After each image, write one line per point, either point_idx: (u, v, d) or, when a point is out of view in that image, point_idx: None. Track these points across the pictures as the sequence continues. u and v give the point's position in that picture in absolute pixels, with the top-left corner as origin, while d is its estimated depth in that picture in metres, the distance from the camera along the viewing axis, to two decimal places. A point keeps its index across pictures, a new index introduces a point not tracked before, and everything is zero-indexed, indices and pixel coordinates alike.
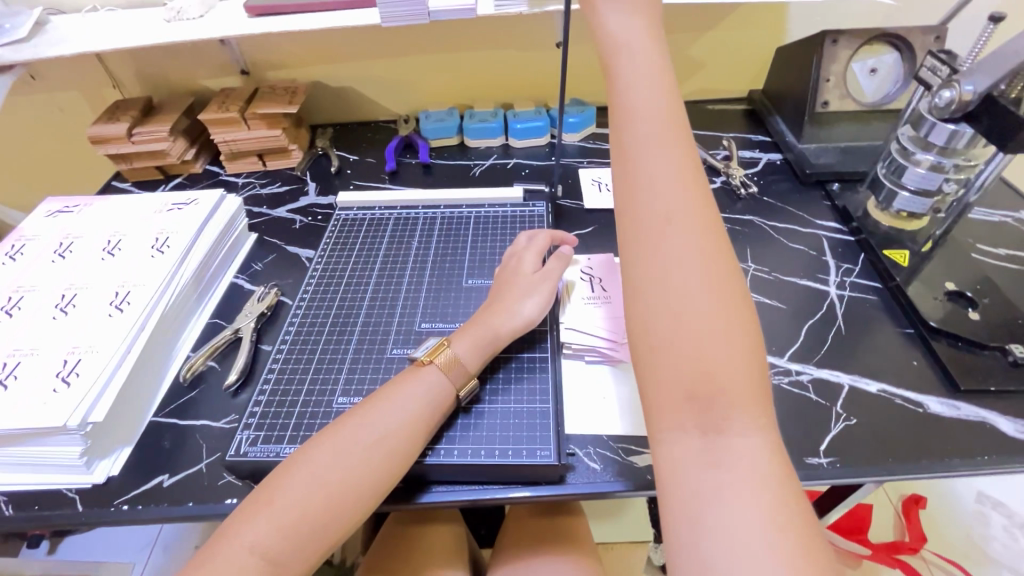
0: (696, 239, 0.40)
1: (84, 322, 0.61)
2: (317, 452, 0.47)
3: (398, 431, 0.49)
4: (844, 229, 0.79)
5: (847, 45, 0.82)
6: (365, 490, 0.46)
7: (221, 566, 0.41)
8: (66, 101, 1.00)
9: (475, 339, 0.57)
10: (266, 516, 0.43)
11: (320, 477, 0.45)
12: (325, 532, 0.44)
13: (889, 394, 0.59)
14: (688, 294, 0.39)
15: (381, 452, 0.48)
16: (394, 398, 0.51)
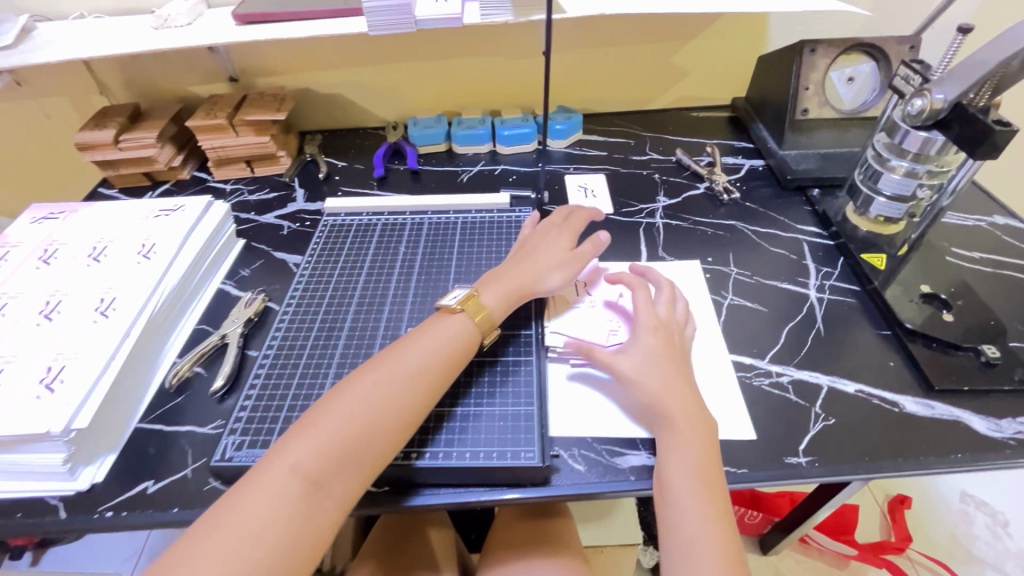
0: (674, 384, 0.55)
1: (69, 329, 0.61)
2: (356, 386, 0.51)
3: (430, 368, 0.54)
4: (824, 233, 0.81)
5: (825, 54, 0.84)
6: (399, 420, 0.50)
7: (266, 486, 0.44)
8: (52, 107, 1.00)
9: (504, 291, 0.62)
10: (310, 437, 0.47)
11: (359, 406, 0.49)
12: (364, 455, 0.48)
13: (866, 394, 0.60)
14: (680, 456, 0.51)
15: (414, 386, 0.52)
16: (421, 341, 0.55)
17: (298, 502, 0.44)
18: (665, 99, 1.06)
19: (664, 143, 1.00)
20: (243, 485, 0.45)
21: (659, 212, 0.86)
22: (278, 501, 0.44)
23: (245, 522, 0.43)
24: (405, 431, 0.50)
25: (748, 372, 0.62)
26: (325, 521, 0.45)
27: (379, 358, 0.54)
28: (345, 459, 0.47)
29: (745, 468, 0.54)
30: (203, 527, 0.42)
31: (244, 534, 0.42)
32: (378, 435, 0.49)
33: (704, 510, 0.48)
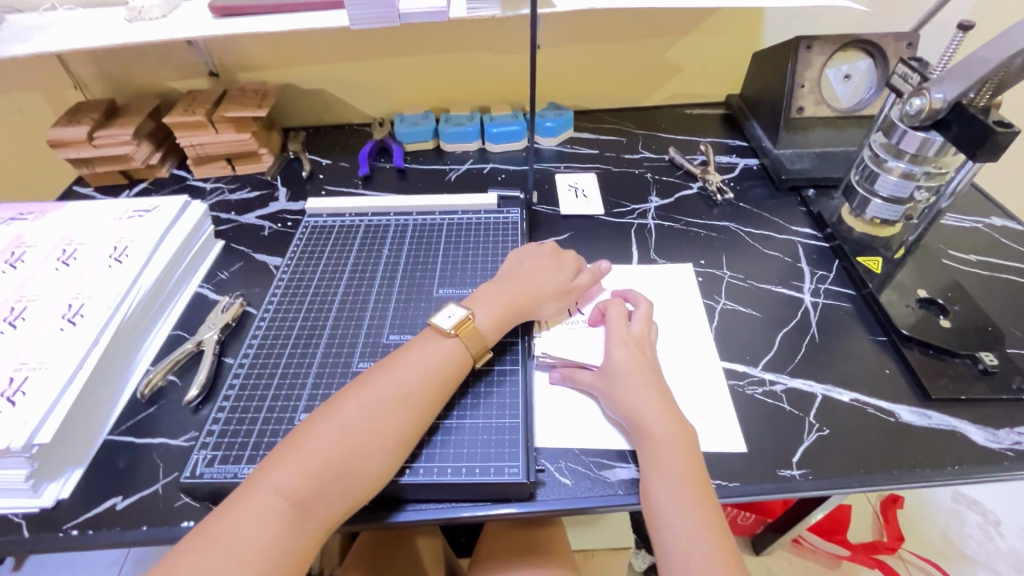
0: (652, 401, 0.53)
1: (34, 337, 0.58)
2: (342, 407, 0.49)
3: (420, 386, 0.52)
4: (819, 235, 0.79)
5: (821, 51, 0.82)
6: (389, 441, 0.49)
7: (248, 509, 0.43)
8: (24, 101, 0.96)
9: (500, 309, 0.60)
10: (296, 459, 0.46)
11: (344, 427, 0.48)
12: (349, 479, 0.46)
13: (862, 403, 0.58)
14: (666, 474, 0.49)
15: (403, 405, 0.50)
16: (412, 358, 0.54)
17: (280, 529, 0.43)
18: (658, 96, 1.04)
19: (657, 141, 0.98)
20: (224, 510, 0.44)
21: (650, 213, 0.84)
22: (259, 526, 0.43)
23: (226, 548, 0.41)
24: (395, 454, 0.49)
25: (741, 380, 0.61)
26: (306, 547, 0.44)
27: (369, 376, 0.53)
28: (331, 482, 0.46)
29: (737, 481, 0.52)
30: (184, 551, 0.41)
31: (225, 557, 0.41)
32: (364, 456, 0.47)
33: (697, 520, 0.47)
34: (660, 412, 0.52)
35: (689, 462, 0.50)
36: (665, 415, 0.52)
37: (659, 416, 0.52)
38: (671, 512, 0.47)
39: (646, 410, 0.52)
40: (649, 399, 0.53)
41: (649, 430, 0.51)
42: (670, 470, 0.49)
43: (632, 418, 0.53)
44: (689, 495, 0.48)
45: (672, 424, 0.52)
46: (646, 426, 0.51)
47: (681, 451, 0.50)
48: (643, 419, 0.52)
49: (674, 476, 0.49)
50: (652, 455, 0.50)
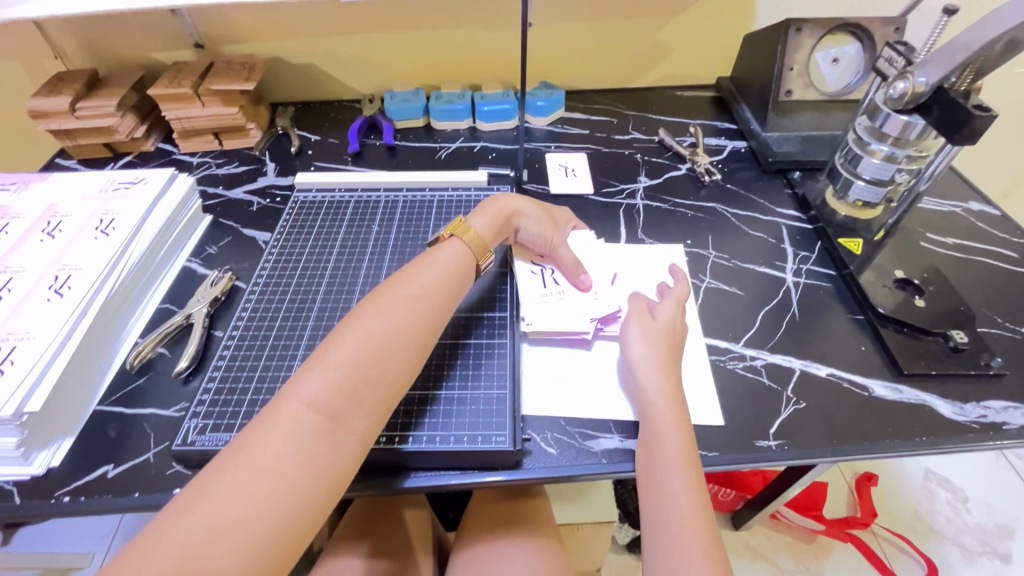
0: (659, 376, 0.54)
1: (21, 307, 0.58)
2: (362, 317, 0.49)
3: (431, 297, 0.54)
4: (803, 217, 0.81)
5: (810, 34, 0.82)
6: (407, 348, 0.49)
7: (281, 423, 0.41)
8: (3, 70, 0.94)
9: (491, 220, 0.65)
10: (323, 369, 0.45)
11: (366, 336, 0.47)
12: (377, 384, 0.46)
13: (837, 377, 0.61)
14: (667, 447, 0.50)
15: (417, 314, 0.51)
16: (417, 275, 0.55)
17: (316, 438, 0.42)
18: (649, 77, 1.04)
19: (647, 123, 0.98)
20: (250, 430, 0.42)
21: (639, 193, 0.84)
22: (295, 438, 0.41)
23: (259, 468, 0.39)
24: (414, 361, 0.50)
25: (722, 355, 0.62)
26: (346, 457, 0.43)
27: (379, 293, 0.53)
28: (359, 390, 0.45)
29: (716, 451, 0.54)
30: (213, 475, 0.39)
31: (262, 471, 0.39)
32: (388, 364, 0.47)
33: (690, 491, 0.47)
34: (662, 384, 0.54)
35: (682, 433, 0.51)
36: (666, 388, 0.53)
37: (658, 389, 0.53)
38: (665, 482, 0.48)
39: (647, 383, 0.54)
40: (649, 371, 0.54)
41: (649, 403, 0.53)
42: (663, 441, 0.50)
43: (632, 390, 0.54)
44: (684, 465, 0.49)
45: (671, 397, 0.53)
46: (647, 399, 0.53)
47: (676, 423, 0.51)
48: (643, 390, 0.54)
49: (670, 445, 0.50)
50: (648, 428, 0.52)
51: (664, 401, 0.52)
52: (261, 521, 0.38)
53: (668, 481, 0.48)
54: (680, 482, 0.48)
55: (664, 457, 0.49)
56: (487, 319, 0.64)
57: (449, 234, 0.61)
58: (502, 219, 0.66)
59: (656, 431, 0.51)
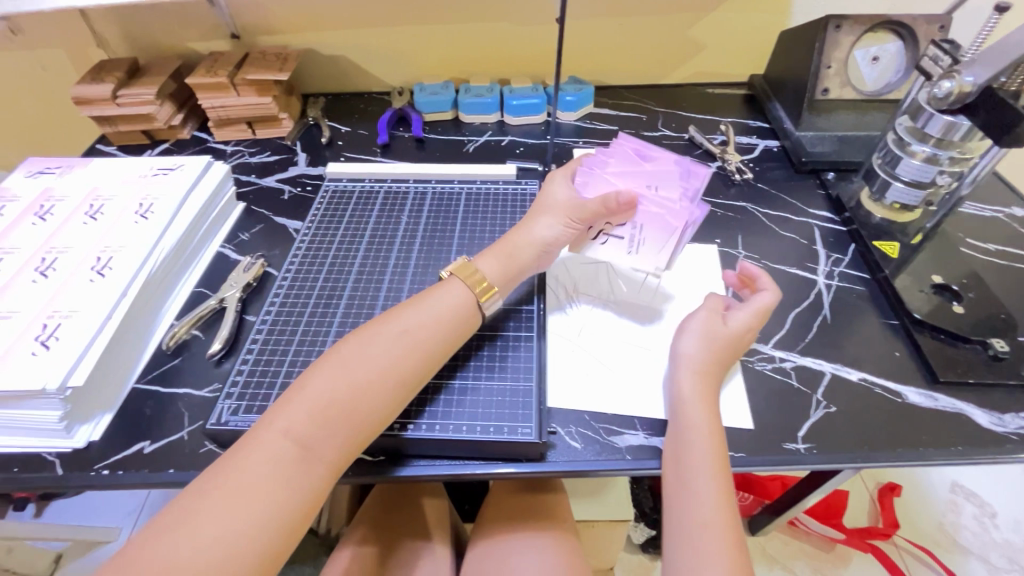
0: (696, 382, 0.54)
1: (65, 286, 0.60)
2: (350, 351, 0.50)
3: (421, 336, 0.52)
4: (836, 219, 0.79)
5: (850, 31, 0.80)
6: (387, 387, 0.49)
7: (259, 451, 0.43)
8: (48, 58, 0.97)
9: (501, 260, 0.60)
10: (303, 400, 0.46)
11: (348, 371, 0.48)
12: (356, 417, 0.47)
13: (869, 382, 0.59)
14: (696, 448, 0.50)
15: (404, 354, 0.51)
16: (414, 310, 0.54)
17: (289, 466, 0.43)
18: (680, 73, 1.03)
19: (677, 120, 0.97)
20: (235, 452, 0.44)
21: None
22: (270, 465, 0.43)
23: (235, 492, 0.41)
24: (398, 398, 0.49)
25: (751, 356, 0.62)
26: (317, 486, 0.44)
27: (373, 328, 0.52)
28: (332, 425, 0.46)
29: (742, 452, 0.53)
30: (196, 492, 0.41)
31: (233, 494, 0.41)
32: (365, 403, 0.47)
33: (716, 494, 0.47)
34: (699, 387, 0.53)
35: (712, 436, 0.50)
36: (700, 390, 0.53)
37: (693, 392, 0.53)
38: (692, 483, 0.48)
39: (682, 387, 0.54)
40: (688, 371, 0.54)
41: (682, 405, 0.52)
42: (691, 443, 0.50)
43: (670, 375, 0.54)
44: (713, 467, 0.49)
45: (705, 399, 0.53)
46: (680, 401, 0.53)
47: (707, 426, 0.51)
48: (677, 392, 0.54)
49: (700, 446, 0.49)
50: (678, 429, 0.51)
51: (697, 402, 0.52)
52: (230, 544, 0.39)
53: (696, 482, 0.48)
54: (707, 485, 0.47)
55: (692, 457, 0.49)
56: (512, 311, 0.64)
57: (449, 274, 0.58)
58: (513, 260, 0.60)
59: (686, 434, 0.50)
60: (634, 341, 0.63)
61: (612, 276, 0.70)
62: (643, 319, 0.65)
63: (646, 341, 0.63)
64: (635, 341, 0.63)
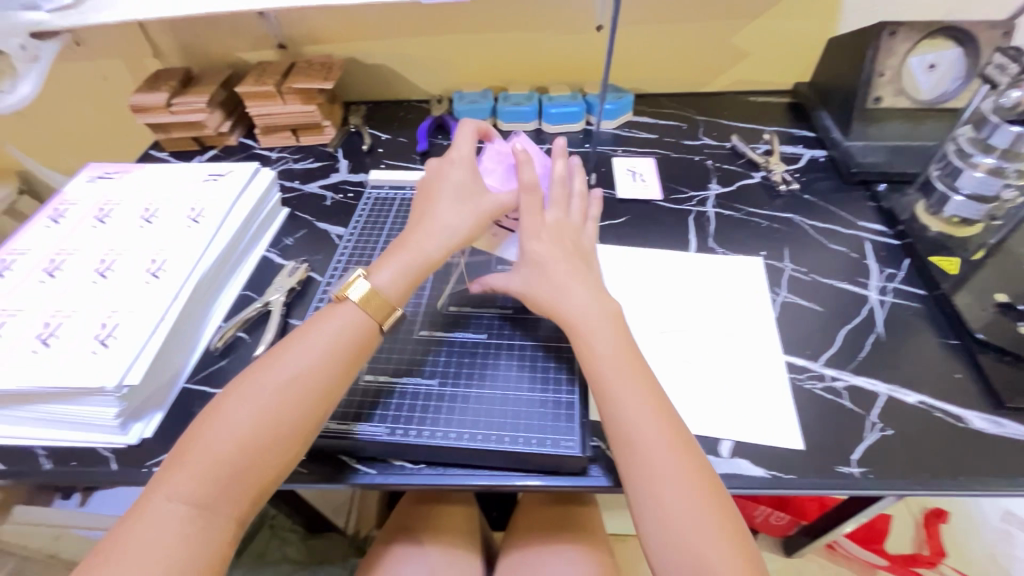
0: (615, 354, 0.52)
1: (122, 287, 0.62)
2: (234, 401, 0.48)
3: (309, 378, 0.49)
4: (888, 232, 0.76)
5: (905, 38, 0.77)
6: (276, 433, 0.47)
7: (152, 513, 0.44)
8: (108, 68, 1.01)
9: (401, 268, 0.56)
10: (190, 458, 0.46)
11: (234, 423, 0.47)
12: (247, 471, 0.46)
13: (928, 406, 0.57)
14: (636, 422, 0.49)
15: (286, 399, 0.48)
16: (299, 348, 0.51)
17: (184, 528, 0.43)
18: (722, 81, 1.01)
19: (719, 129, 0.96)
20: (136, 514, 0.44)
21: (710, 201, 0.82)
22: (163, 530, 0.43)
23: (131, 561, 0.42)
24: (291, 444, 0.48)
25: (800, 373, 0.60)
26: (218, 544, 0.44)
27: (257, 372, 0.50)
28: (226, 483, 0.45)
29: (793, 474, 0.52)
30: (101, 557, 0.42)
31: (137, 561, 0.42)
32: (257, 456, 0.46)
33: (672, 467, 0.47)
34: (624, 365, 0.51)
35: (655, 411, 0.49)
36: (622, 361, 0.52)
37: (614, 363, 0.51)
38: (650, 462, 0.47)
39: (605, 362, 0.52)
40: (611, 343, 0.52)
41: (603, 380, 0.51)
42: (630, 419, 0.49)
43: (570, 326, 0.54)
44: (662, 440, 0.48)
45: (626, 369, 0.51)
46: (602, 376, 0.51)
47: (643, 400, 0.50)
48: (594, 367, 0.52)
49: (643, 421, 0.48)
50: (610, 407, 0.50)
51: (628, 387, 0.50)
52: None
53: (655, 459, 0.47)
54: (668, 460, 0.47)
55: (641, 433, 0.48)
56: (553, 320, 0.62)
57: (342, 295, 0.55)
58: (415, 268, 0.56)
59: (623, 415, 0.49)
60: (676, 354, 0.61)
61: (655, 288, 0.69)
62: (686, 331, 0.64)
63: (689, 355, 0.61)
64: (679, 355, 0.61)
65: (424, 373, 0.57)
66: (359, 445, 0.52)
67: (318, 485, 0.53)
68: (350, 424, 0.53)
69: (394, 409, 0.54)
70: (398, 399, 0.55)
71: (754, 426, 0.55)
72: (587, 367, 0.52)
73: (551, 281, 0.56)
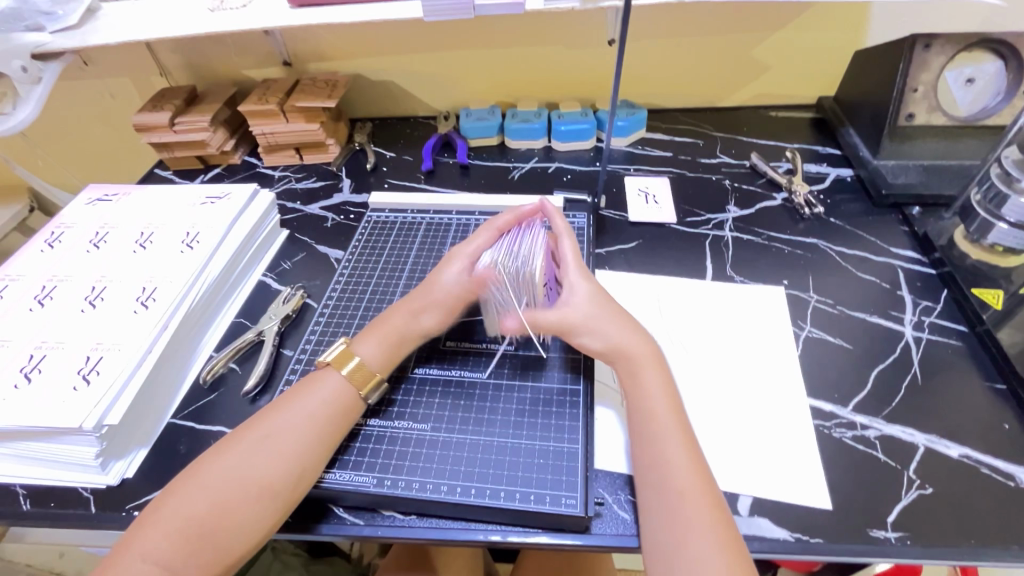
0: (665, 408, 0.49)
1: (110, 318, 0.60)
2: (220, 459, 0.46)
3: (296, 441, 0.48)
4: (923, 259, 0.70)
5: (941, 51, 0.72)
6: (257, 497, 0.45)
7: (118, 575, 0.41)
8: (115, 86, 1.00)
9: (382, 340, 0.55)
10: (166, 516, 0.43)
11: (216, 483, 0.45)
12: (221, 535, 0.43)
13: (973, 461, 0.51)
14: (680, 482, 0.45)
15: (272, 462, 0.46)
16: (284, 410, 0.49)
17: None
18: (741, 95, 0.97)
19: (738, 146, 0.91)
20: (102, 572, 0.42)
21: (727, 224, 0.77)
22: None
23: None
24: (270, 509, 0.45)
25: (827, 421, 0.54)
26: None
27: (240, 432, 0.48)
28: (196, 550, 0.42)
29: (820, 538, 0.46)
30: None
31: None
32: (229, 517, 0.44)
33: (712, 538, 0.42)
34: (673, 425, 0.48)
35: (696, 465, 0.46)
36: (670, 406, 0.49)
37: (666, 404, 0.49)
38: (685, 518, 0.43)
39: (656, 398, 0.49)
40: (660, 386, 0.50)
41: (655, 422, 0.48)
42: (676, 467, 0.45)
43: (622, 361, 0.52)
44: (705, 507, 0.43)
45: (675, 412, 0.49)
46: (653, 417, 0.48)
47: (684, 448, 0.47)
48: (644, 405, 0.49)
49: (680, 464, 0.45)
50: (654, 451, 0.47)
51: (676, 446, 0.46)
52: None
53: (687, 514, 0.43)
54: (699, 513, 0.43)
55: (686, 484, 0.44)
56: (558, 360, 0.58)
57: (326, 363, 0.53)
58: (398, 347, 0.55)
59: (667, 458, 0.46)
60: (690, 396, 0.57)
61: (667, 321, 0.64)
62: (700, 368, 0.59)
63: (704, 398, 0.56)
64: (694, 397, 0.56)
65: (416, 417, 0.54)
66: (345, 494, 0.49)
67: (302, 535, 0.50)
68: (330, 472, 0.50)
69: (383, 457, 0.51)
70: (388, 444, 0.52)
71: (777, 481, 0.50)
72: (637, 406, 0.50)
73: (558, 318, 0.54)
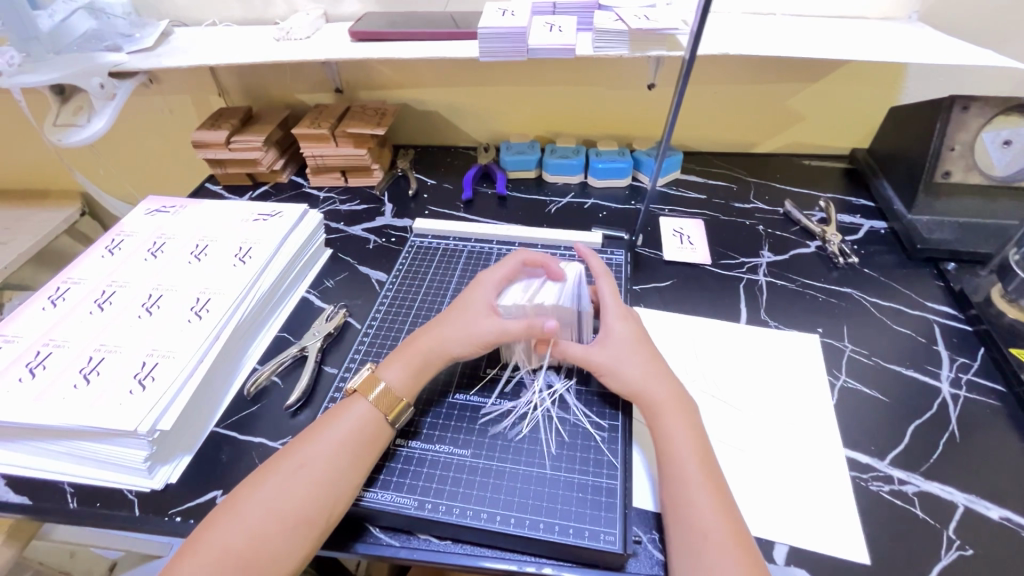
0: (690, 451, 0.49)
1: (166, 325, 0.63)
2: (257, 490, 0.47)
3: (330, 469, 0.48)
4: (959, 315, 0.71)
5: (978, 113, 0.74)
6: (295, 526, 0.45)
7: None
8: (175, 103, 1.06)
9: (410, 365, 0.56)
10: (207, 547, 0.44)
11: (255, 513, 0.45)
12: (260, 564, 0.43)
13: (1015, 524, 0.50)
14: (707, 522, 0.45)
15: (308, 490, 0.47)
16: (318, 439, 0.50)
17: None
18: (774, 143, 0.99)
19: (772, 192, 0.93)
20: None
21: (761, 268, 0.79)
22: None
23: None
24: (306, 537, 0.46)
25: (864, 473, 0.55)
26: None
27: (278, 460, 0.49)
28: None
29: None
30: None
31: None
32: (268, 549, 0.44)
33: None
34: (696, 467, 0.48)
35: (721, 507, 0.46)
36: (692, 446, 0.50)
37: (688, 445, 0.50)
38: (708, 560, 0.43)
39: (680, 440, 0.50)
40: (681, 427, 0.51)
41: (677, 462, 0.49)
42: (699, 506, 0.46)
43: (644, 399, 0.53)
44: (734, 549, 0.43)
45: (698, 450, 0.49)
46: (672, 456, 0.49)
47: (708, 487, 0.47)
48: (665, 442, 0.50)
49: (707, 504, 0.46)
50: (677, 491, 0.47)
51: (700, 487, 0.47)
52: None
53: (710, 555, 0.43)
54: (726, 553, 0.43)
55: (709, 523, 0.45)
56: (596, 395, 0.59)
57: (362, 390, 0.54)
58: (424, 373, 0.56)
59: (689, 497, 0.46)
60: (724, 438, 0.57)
61: (701, 361, 0.65)
62: (735, 412, 0.60)
63: (739, 441, 0.57)
64: (729, 441, 0.57)
65: (456, 441, 0.55)
66: (385, 513, 0.50)
67: (336, 554, 0.50)
68: (371, 490, 0.51)
69: (423, 480, 0.52)
70: (429, 468, 0.53)
71: (815, 532, 0.50)
72: (658, 448, 0.51)
73: (610, 351, 0.56)
